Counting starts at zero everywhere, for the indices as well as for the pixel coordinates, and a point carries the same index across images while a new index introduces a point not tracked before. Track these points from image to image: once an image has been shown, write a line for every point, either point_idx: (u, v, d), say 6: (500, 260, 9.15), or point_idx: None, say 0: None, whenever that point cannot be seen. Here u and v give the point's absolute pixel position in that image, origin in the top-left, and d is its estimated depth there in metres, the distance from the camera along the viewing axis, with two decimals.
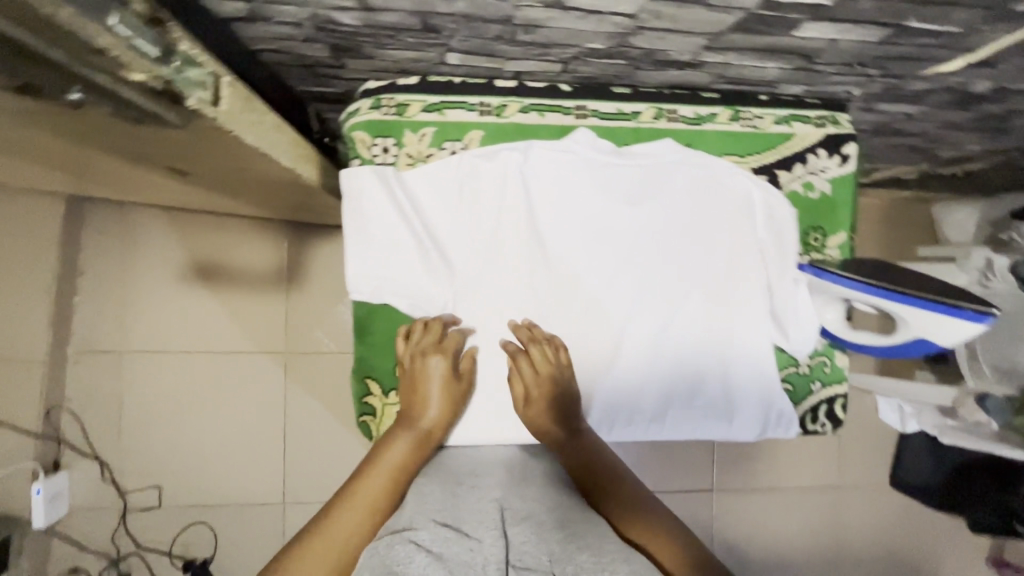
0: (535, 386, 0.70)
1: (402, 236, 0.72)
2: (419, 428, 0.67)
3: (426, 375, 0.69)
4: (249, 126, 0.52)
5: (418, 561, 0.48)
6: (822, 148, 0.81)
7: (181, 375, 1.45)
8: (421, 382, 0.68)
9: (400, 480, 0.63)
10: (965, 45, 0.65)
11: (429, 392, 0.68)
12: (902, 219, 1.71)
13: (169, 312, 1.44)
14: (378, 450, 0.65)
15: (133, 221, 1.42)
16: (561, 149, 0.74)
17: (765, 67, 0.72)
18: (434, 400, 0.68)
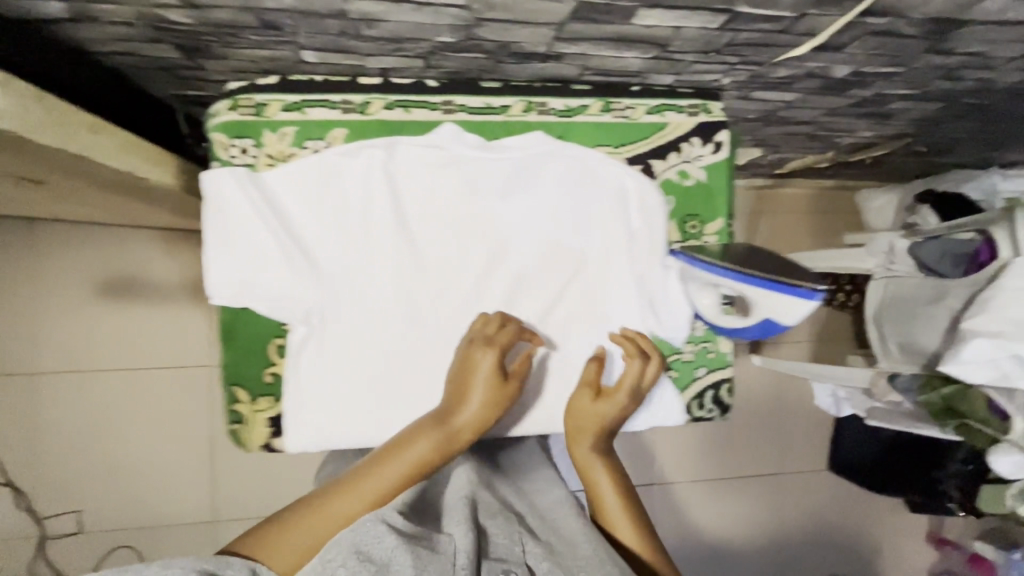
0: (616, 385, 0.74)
1: (263, 239, 0.70)
2: (452, 425, 0.66)
3: (475, 372, 0.68)
4: (51, 127, 0.50)
5: (387, 543, 0.50)
6: (695, 137, 0.81)
7: (101, 394, 1.41)
8: (469, 378, 0.68)
9: (417, 474, 0.64)
10: (804, 29, 0.66)
11: (473, 390, 0.68)
12: (828, 207, 1.75)
13: (86, 330, 1.39)
14: (401, 439, 0.65)
15: (41, 237, 1.36)
16: (426, 146, 0.74)
17: (625, 57, 0.73)
18: (474, 400, 0.67)
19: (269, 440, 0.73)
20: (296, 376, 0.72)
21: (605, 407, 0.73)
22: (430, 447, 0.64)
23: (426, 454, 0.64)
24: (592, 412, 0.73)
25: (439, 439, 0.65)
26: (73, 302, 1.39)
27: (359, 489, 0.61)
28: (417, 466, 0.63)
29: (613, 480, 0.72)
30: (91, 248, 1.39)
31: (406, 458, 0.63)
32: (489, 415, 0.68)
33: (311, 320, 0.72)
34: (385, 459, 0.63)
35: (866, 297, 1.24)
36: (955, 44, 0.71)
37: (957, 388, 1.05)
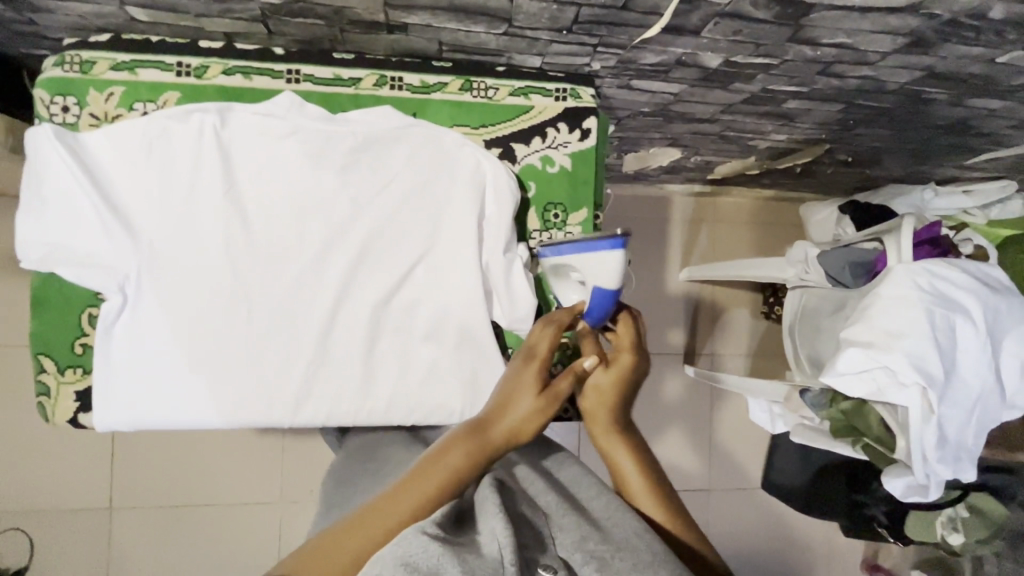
0: (618, 356, 0.69)
1: (77, 201, 0.67)
2: (489, 435, 0.59)
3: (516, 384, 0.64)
4: None
5: (431, 550, 0.43)
6: (562, 122, 0.78)
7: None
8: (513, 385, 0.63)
9: (458, 488, 0.56)
10: (647, 6, 0.63)
11: (513, 401, 0.62)
12: (771, 219, 1.71)
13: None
14: (436, 451, 0.58)
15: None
16: (262, 114, 0.70)
17: (475, 32, 0.70)
18: (514, 412, 0.61)
19: (75, 415, 0.68)
20: (105, 349, 0.68)
21: (614, 383, 0.68)
22: (470, 457, 0.57)
23: (464, 466, 0.57)
24: (607, 388, 0.67)
25: (475, 447, 0.58)
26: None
27: (393, 503, 0.53)
28: (457, 480, 0.56)
29: (635, 459, 0.66)
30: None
31: (444, 470, 0.56)
32: (530, 430, 0.61)
33: (125, 290, 0.68)
34: (422, 471, 0.55)
35: (784, 308, 1.20)
36: (815, 33, 0.67)
37: (854, 404, 0.99)
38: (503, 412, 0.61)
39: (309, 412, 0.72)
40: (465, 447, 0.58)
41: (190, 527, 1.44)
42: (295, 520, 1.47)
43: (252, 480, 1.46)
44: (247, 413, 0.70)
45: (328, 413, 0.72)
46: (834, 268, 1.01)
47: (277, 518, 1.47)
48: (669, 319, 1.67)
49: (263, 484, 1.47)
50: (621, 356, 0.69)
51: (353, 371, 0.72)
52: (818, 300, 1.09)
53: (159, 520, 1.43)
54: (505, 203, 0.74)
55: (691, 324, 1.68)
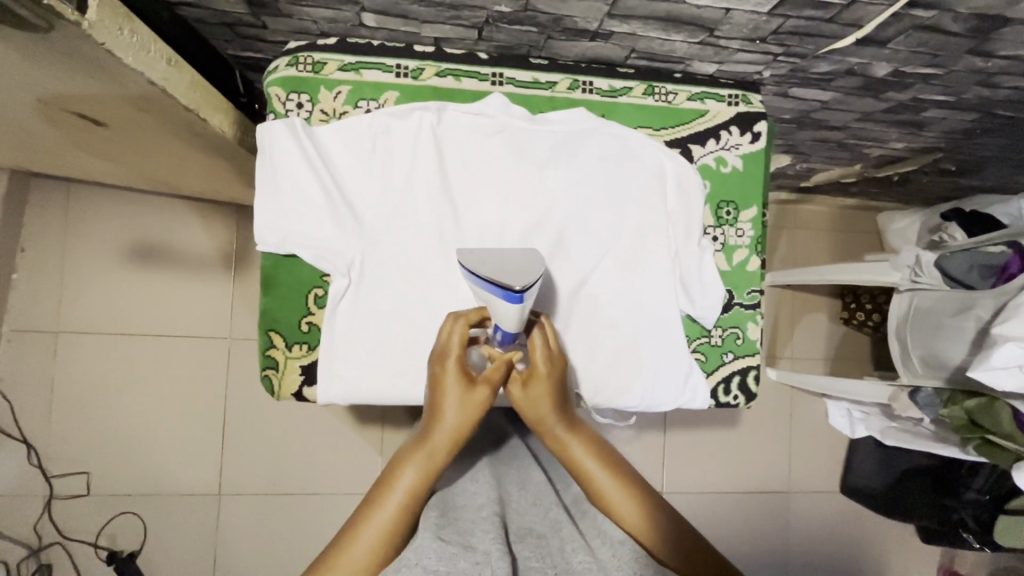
0: (537, 371, 0.65)
1: (311, 189, 0.72)
2: (433, 445, 0.61)
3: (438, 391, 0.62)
4: (119, 46, 0.53)
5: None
6: (734, 126, 0.83)
7: (125, 358, 1.42)
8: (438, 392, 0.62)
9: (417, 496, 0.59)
10: (851, 19, 0.68)
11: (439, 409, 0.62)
12: (851, 226, 1.75)
13: (119, 295, 1.42)
14: (390, 469, 0.61)
15: (87, 202, 1.41)
16: (473, 113, 0.76)
17: (672, 40, 0.75)
18: (446, 417, 0.61)
19: (300, 388, 0.73)
20: (332, 326, 0.73)
21: (545, 397, 0.65)
22: (418, 468, 0.60)
23: (418, 480, 0.60)
24: (539, 401, 0.65)
25: (425, 458, 0.60)
26: (110, 265, 1.42)
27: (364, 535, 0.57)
28: (416, 490, 0.59)
29: (587, 447, 0.66)
30: (131, 216, 1.43)
31: (400, 487, 0.59)
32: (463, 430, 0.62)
33: (351, 272, 0.73)
34: (377, 496, 0.59)
35: (891, 308, 1.23)
36: (997, 44, 0.72)
37: (980, 402, 1.02)
38: (439, 416, 0.61)
39: None
40: (414, 459, 0.61)
41: (293, 515, 1.48)
42: None
43: (354, 472, 1.50)
44: None
45: None
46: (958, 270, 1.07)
47: None
48: None
49: (366, 475, 1.51)
50: (537, 369, 0.65)
51: None
52: (934, 303, 1.12)
53: (266, 508, 1.47)
54: (692, 197, 0.80)
55: (771, 328, 1.72)
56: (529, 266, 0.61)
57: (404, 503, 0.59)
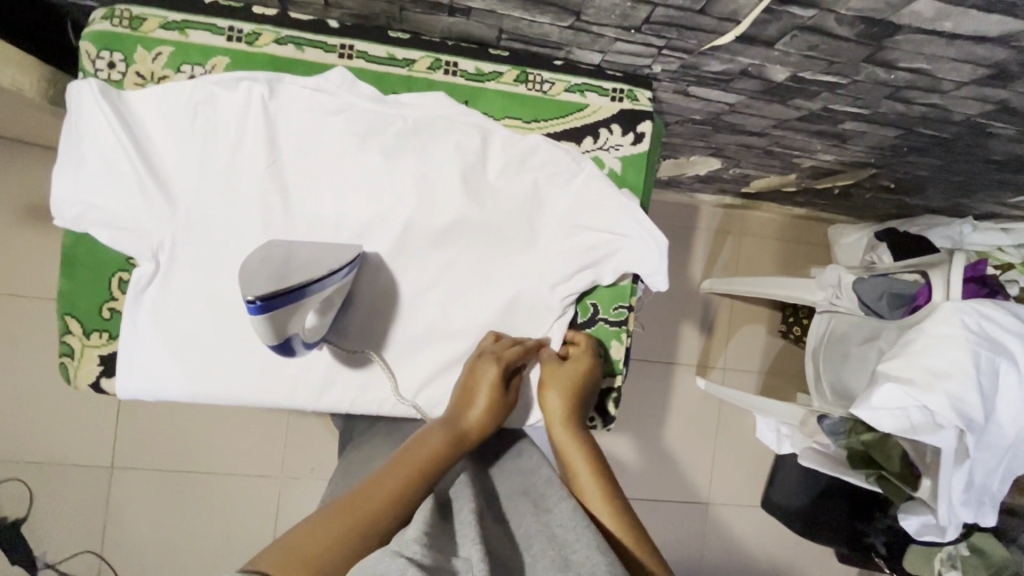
0: (571, 363, 0.73)
1: (119, 161, 0.65)
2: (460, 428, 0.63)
3: (479, 376, 0.68)
4: None
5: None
6: (616, 125, 0.76)
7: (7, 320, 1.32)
8: (472, 383, 0.68)
9: (433, 471, 0.57)
10: (723, 12, 0.60)
11: (475, 396, 0.67)
12: (800, 237, 1.67)
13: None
14: (412, 442, 0.60)
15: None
16: (312, 89, 0.68)
17: (539, 23, 0.67)
18: (484, 399, 0.67)
19: (98, 379, 0.67)
20: (133, 314, 0.66)
21: (561, 397, 0.70)
22: (443, 442, 0.60)
23: (441, 455, 0.59)
24: (557, 391, 0.70)
25: (451, 438, 0.62)
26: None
27: (379, 493, 0.53)
28: (433, 467, 0.57)
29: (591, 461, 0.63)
30: (15, 169, 1.29)
31: (420, 459, 0.58)
32: (496, 413, 0.67)
33: (158, 258, 0.66)
34: (393, 466, 0.56)
35: (810, 330, 1.15)
36: (895, 55, 0.64)
37: (877, 435, 0.96)
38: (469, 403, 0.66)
39: (333, 397, 0.71)
40: (440, 434, 0.61)
41: (188, 493, 1.42)
42: (291, 498, 1.45)
43: (252, 455, 1.44)
44: (268, 394, 0.69)
45: (350, 401, 0.71)
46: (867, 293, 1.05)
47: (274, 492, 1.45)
48: (687, 328, 1.63)
49: (262, 460, 1.45)
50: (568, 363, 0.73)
51: (382, 358, 0.71)
52: (846, 328, 1.05)
53: (160, 484, 1.41)
54: (554, 201, 0.74)
55: (707, 336, 1.64)
56: (283, 276, 0.58)
57: (421, 472, 0.56)
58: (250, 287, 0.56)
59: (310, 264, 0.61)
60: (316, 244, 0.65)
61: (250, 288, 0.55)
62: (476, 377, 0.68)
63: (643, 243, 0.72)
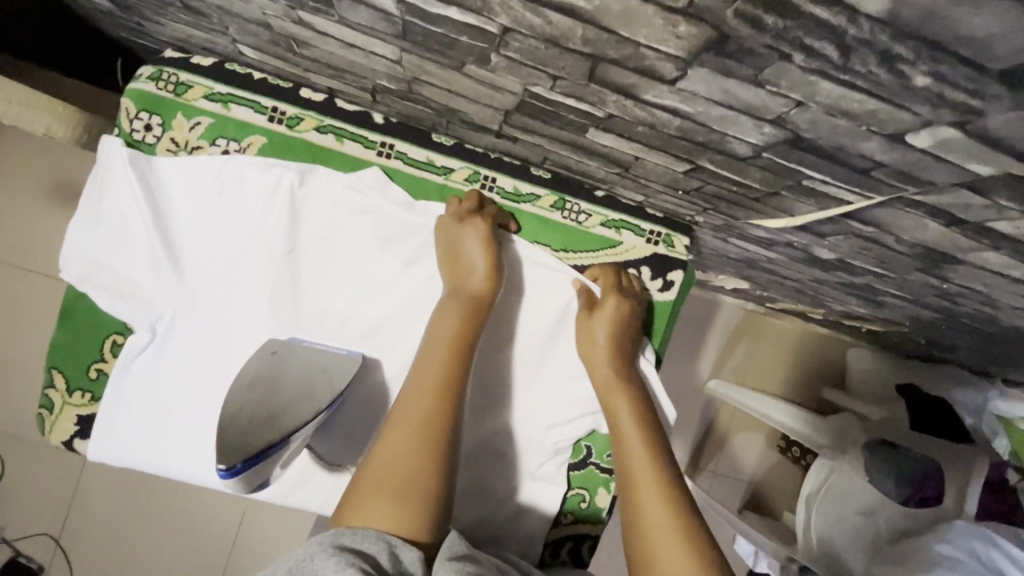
0: (605, 301, 0.68)
1: (135, 225, 0.63)
2: (465, 297, 0.63)
3: (466, 243, 0.65)
4: None
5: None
6: (646, 267, 0.73)
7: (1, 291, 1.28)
8: (460, 254, 0.64)
9: (463, 345, 0.60)
10: (777, 205, 0.56)
11: (468, 263, 0.64)
12: (817, 355, 1.61)
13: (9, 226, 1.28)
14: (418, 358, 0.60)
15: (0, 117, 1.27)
16: (345, 185, 0.66)
17: (587, 163, 0.65)
18: (483, 265, 0.64)
19: (72, 438, 0.66)
20: (119, 379, 0.65)
21: (606, 331, 0.67)
22: (462, 317, 0.61)
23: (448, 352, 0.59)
24: (598, 333, 0.67)
25: (460, 321, 0.61)
26: (11, 194, 1.28)
27: (398, 440, 0.54)
28: (451, 378, 0.58)
29: (632, 405, 0.64)
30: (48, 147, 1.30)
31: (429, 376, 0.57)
32: (498, 272, 0.64)
33: (155, 330, 0.65)
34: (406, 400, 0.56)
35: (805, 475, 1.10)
36: (952, 274, 0.60)
37: None
38: (463, 272, 0.64)
39: (302, 496, 0.68)
40: (452, 313, 0.62)
41: (157, 497, 1.36)
42: (255, 521, 1.38)
43: None
44: None
45: (320, 502, 0.69)
46: (875, 477, 0.97)
47: (240, 511, 1.38)
48: (684, 424, 1.57)
49: None
50: (604, 302, 0.68)
51: (357, 467, 0.68)
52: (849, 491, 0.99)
53: (131, 481, 1.36)
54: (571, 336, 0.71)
55: (702, 436, 1.59)
56: (265, 423, 0.54)
57: (435, 393, 0.56)
58: (222, 448, 0.51)
59: (300, 398, 0.58)
60: (322, 354, 0.63)
61: (230, 450, 0.51)
62: (460, 241, 0.65)
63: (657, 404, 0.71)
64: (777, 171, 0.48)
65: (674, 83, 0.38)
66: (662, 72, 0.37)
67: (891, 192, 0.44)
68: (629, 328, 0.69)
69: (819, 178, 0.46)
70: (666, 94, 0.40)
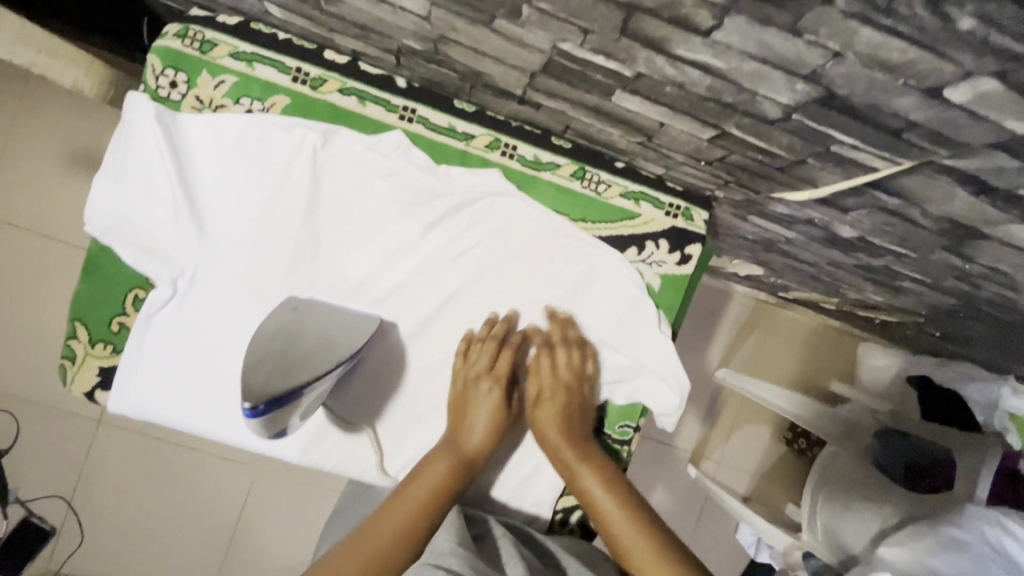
0: (553, 394, 0.68)
1: (159, 184, 0.64)
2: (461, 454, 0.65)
3: (472, 402, 0.67)
4: None
5: None
6: (664, 240, 0.72)
7: (19, 254, 1.29)
8: (465, 404, 0.67)
9: (437, 506, 0.62)
10: (802, 175, 0.56)
11: (473, 411, 0.67)
12: (826, 349, 1.60)
13: (25, 191, 1.29)
14: (414, 469, 0.64)
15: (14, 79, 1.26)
16: (366, 148, 0.67)
17: (609, 132, 0.64)
18: (483, 425, 0.67)
19: (93, 389, 0.67)
20: (140, 332, 0.65)
21: (558, 413, 0.68)
22: (446, 472, 0.64)
23: (438, 482, 0.63)
24: (548, 425, 0.68)
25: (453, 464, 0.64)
26: (27, 157, 1.28)
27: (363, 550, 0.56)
28: (436, 500, 0.62)
29: (601, 474, 0.66)
30: (61, 112, 1.29)
31: (419, 490, 0.62)
32: (498, 432, 0.67)
33: (177, 284, 0.65)
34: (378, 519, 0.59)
35: (815, 460, 1.11)
36: (974, 253, 0.60)
37: None
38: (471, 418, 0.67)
39: (316, 454, 0.69)
40: (439, 467, 0.64)
41: (166, 467, 1.38)
42: (259, 494, 1.40)
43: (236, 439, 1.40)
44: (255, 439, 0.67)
45: (335, 461, 0.70)
46: (892, 474, 0.97)
47: (246, 485, 1.41)
48: (690, 413, 1.58)
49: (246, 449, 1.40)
50: (546, 392, 0.68)
51: (372, 428, 0.69)
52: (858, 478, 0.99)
53: (144, 450, 1.38)
54: (590, 305, 0.71)
55: (709, 425, 1.59)
56: (286, 371, 0.54)
57: (414, 513, 0.60)
58: (248, 388, 0.52)
59: (318, 351, 0.58)
60: (338, 313, 0.63)
61: (251, 391, 0.52)
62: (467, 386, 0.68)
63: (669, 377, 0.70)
64: (805, 135, 0.47)
65: (708, 34, 0.38)
66: (697, 22, 0.37)
67: (921, 156, 0.43)
68: (582, 410, 0.70)
69: (847, 142, 0.46)
70: (699, 48, 0.40)
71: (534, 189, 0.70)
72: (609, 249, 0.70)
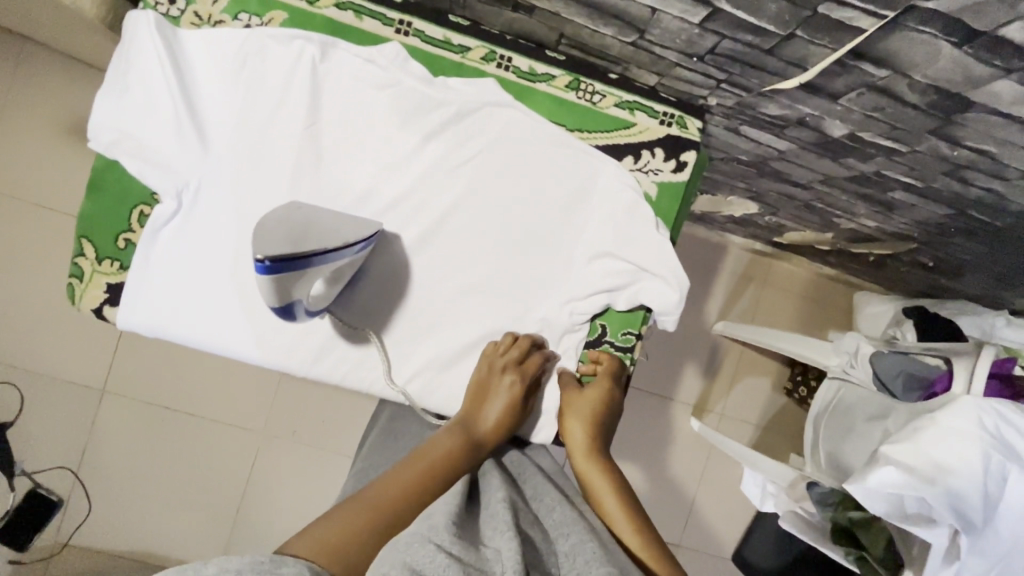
0: (580, 409, 0.72)
1: (160, 100, 0.65)
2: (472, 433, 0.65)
3: (492, 391, 0.68)
4: None
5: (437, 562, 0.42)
6: (659, 148, 0.73)
7: (18, 225, 1.29)
8: (484, 391, 0.68)
9: (445, 474, 0.60)
10: (792, 56, 0.57)
11: (488, 400, 0.68)
12: (823, 298, 1.62)
13: (21, 161, 1.29)
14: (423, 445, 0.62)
15: (7, 49, 1.26)
16: (364, 61, 0.68)
17: (602, 35, 0.66)
18: (495, 414, 0.67)
19: (102, 305, 0.68)
20: (148, 247, 0.66)
21: (584, 428, 0.71)
22: (456, 446, 0.62)
23: (449, 454, 0.61)
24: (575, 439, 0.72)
25: (465, 442, 0.63)
26: (22, 127, 1.28)
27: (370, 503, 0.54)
28: (446, 469, 0.60)
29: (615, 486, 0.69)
30: (54, 81, 1.29)
31: (428, 457, 0.60)
32: (509, 423, 0.67)
33: (182, 198, 0.66)
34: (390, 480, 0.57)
35: (817, 394, 1.13)
36: (962, 132, 0.61)
37: (866, 516, 0.96)
38: (486, 405, 0.67)
39: (325, 367, 0.70)
40: (449, 439, 0.63)
41: (173, 433, 1.38)
42: (267, 457, 1.40)
43: (242, 403, 1.40)
44: (265, 351, 0.68)
45: (344, 373, 0.70)
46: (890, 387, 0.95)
47: (253, 449, 1.40)
48: (692, 368, 1.59)
49: (251, 412, 1.40)
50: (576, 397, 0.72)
51: (380, 338, 0.70)
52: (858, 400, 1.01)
53: (149, 419, 1.37)
54: (590, 213, 0.72)
55: (710, 378, 1.60)
56: (297, 239, 0.57)
57: (424, 473, 0.58)
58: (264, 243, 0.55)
59: (327, 230, 0.60)
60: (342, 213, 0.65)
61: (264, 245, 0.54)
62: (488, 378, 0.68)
63: (668, 278, 0.71)
64: None
65: None
66: None
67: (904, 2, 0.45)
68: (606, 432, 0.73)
69: None
70: None
71: (531, 101, 0.71)
72: (605, 157, 0.71)
